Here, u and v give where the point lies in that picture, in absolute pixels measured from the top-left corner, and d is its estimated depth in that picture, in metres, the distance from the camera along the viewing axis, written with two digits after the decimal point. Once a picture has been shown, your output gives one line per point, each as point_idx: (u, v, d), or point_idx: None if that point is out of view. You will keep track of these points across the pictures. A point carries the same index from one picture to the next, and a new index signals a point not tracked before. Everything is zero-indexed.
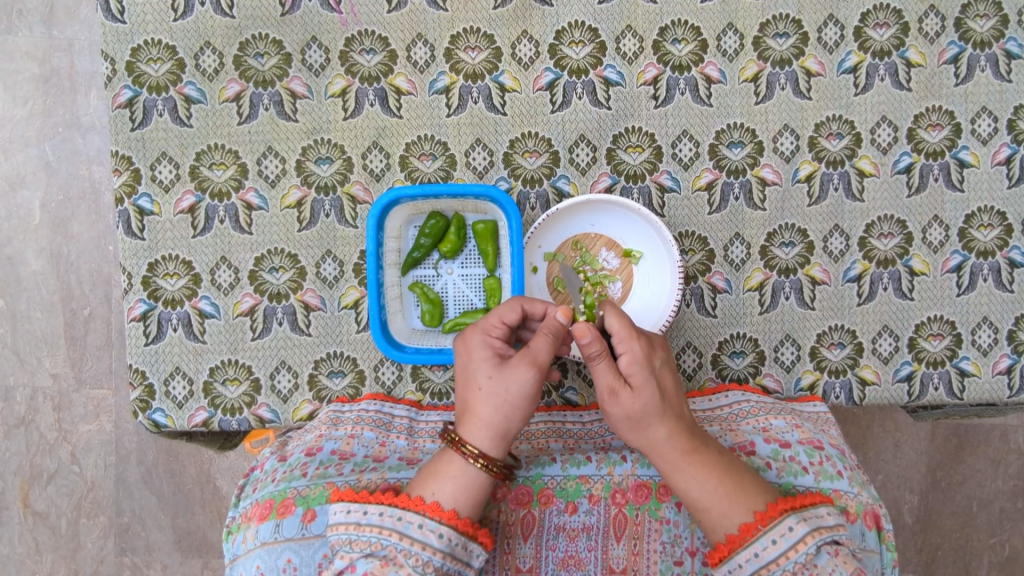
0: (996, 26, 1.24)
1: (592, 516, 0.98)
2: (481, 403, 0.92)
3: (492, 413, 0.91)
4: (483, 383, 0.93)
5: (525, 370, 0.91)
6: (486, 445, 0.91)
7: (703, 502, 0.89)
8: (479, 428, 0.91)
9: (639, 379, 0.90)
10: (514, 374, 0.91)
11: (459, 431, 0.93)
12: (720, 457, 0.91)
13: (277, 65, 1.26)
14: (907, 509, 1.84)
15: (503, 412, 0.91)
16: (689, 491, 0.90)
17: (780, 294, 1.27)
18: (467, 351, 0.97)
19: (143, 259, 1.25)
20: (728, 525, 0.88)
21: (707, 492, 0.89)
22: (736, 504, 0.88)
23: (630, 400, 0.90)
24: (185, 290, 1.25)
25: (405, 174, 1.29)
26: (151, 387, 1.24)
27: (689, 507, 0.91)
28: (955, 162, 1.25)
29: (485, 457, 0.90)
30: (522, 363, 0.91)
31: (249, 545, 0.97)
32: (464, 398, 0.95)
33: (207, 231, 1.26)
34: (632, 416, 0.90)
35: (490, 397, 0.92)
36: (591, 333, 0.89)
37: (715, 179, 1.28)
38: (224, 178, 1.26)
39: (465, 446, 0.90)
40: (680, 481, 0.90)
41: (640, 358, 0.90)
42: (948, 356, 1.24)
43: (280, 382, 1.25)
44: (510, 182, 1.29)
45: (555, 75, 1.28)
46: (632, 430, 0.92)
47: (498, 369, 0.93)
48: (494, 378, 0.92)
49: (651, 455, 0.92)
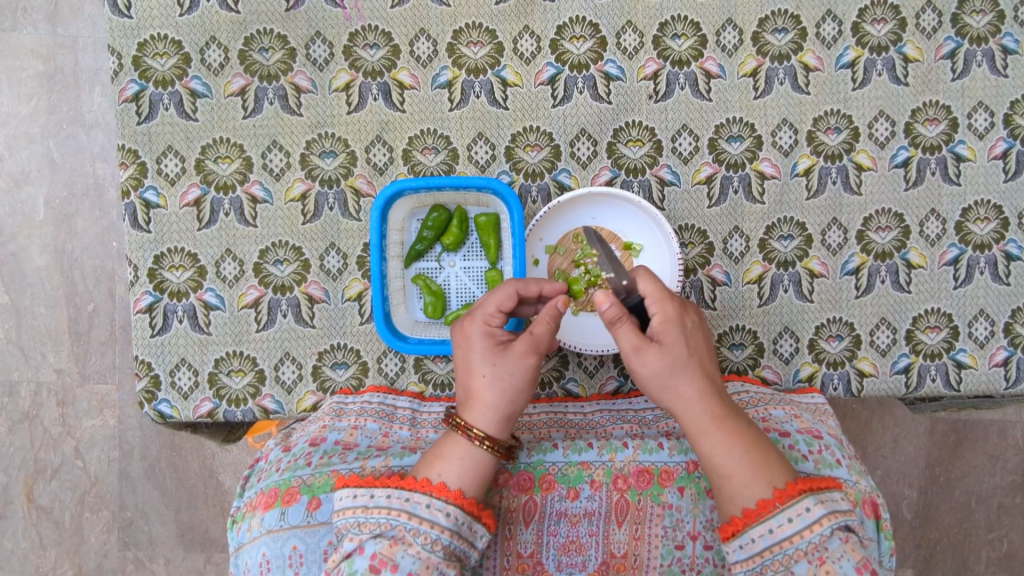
0: (992, 21, 1.25)
1: (594, 502, 0.99)
2: (484, 388, 0.94)
3: (497, 399, 0.94)
4: (486, 371, 0.94)
5: (525, 354, 0.94)
6: (491, 428, 0.93)
7: (727, 469, 0.90)
8: (484, 412, 0.93)
9: (668, 339, 0.93)
10: (517, 360, 0.94)
11: (462, 416, 0.94)
12: (745, 425, 0.93)
13: (282, 60, 1.28)
14: (905, 504, 1.86)
15: (508, 396, 0.94)
16: (714, 455, 0.91)
17: (778, 287, 1.28)
18: (465, 340, 0.98)
19: (148, 252, 1.26)
20: (747, 497, 0.89)
21: (731, 459, 0.90)
22: (758, 476, 0.89)
23: (657, 358, 0.92)
24: (190, 282, 1.26)
25: (407, 167, 1.30)
26: (155, 378, 1.25)
27: (710, 474, 0.92)
28: (951, 157, 1.27)
29: (491, 440, 0.92)
30: (524, 350, 0.94)
31: (255, 533, 0.99)
32: (465, 385, 0.97)
33: (212, 224, 1.27)
34: (659, 375, 0.93)
35: (494, 383, 0.94)
36: (609, 299, 0.92)
37: (714, 174, 1.29)
38: (229, 172, 1.27)
39: (472, 429, 0.92)
40: (706, 444, 0.91)
41: (671, 317, 0.95)
42: (945, 348, 1.25)
43: (284, 374, 1.26)
44: (512, 176, 1.31)
45: (556, 70, 1.29)
46: (661, 391, 0.94)
47: (502, 355, 0.95)
48: (498, 364, 0.94)
49: (678, 417, 0.94)
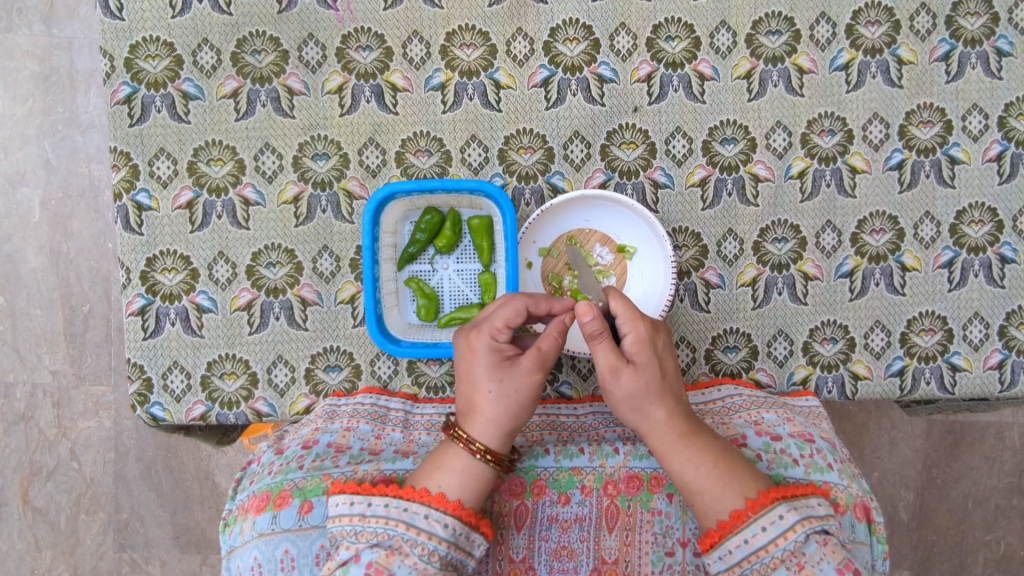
0: (987, 23, 1.25)
1: (584, 507, 0.99)
2: (489, 403, 0.94)
3: (502, 414, 0.94)
4: (491, 386, 0.94)
5: (532, 372, 0.94)
6: (495, 443, 0.93)
7: (696, 486, 0.90)
8: (488, 427, 0.93)
9: (641, 359, 0.94)
10: (523, 377, 0.94)
11: (465, 429, 0.94)
12: (715, 443, 0.93)
13: (275, 61, 1.27)
14: (902, 506, 1.85)
15: (511, 413, 0.94)
16: (682, 473, 0.91)
17: (772, 289, 1.28)
18: (471, 353, 0.97)
19: (141, 254, 1.25)
20: (719, 510, 0.89)
21: (700, 475, 0.90)
22: (728, 490, 0.89)
23: (632, 379, 0.93)
24: (182, 285, 1.26)
25: (400, 170, 1.30)
26: (148, 381, 1.25)
27: (681, 490, 0.92)
28: (946, 159, 1.26)
29: (493, 454, 0.92)
30: (532, 367, 0.94)
31: (246, 536, 0.98)
32: (468, 398, 0.96)
33: (204, 226, 1.27)
34: (632, 395, 0.93)
35: (499, 399, 0.94)
36: (592, 313, 0.92)
37: (708, 176, 1.29)
38: (222, 174, 1.27)
39: (474, 443, 0.92)
40: (674, 463, 0.91)
41: (644, 339, 0.95)
42: (939, 351, 1.25)
43: (277, 376, 1.26)
44: (505, 178, 1.30)
45: (550, 72, 1.29)
46: (632, 411, 0.94)
47: (508, 371, 0.94)
48: (503, 380, 0.94)
49: (647, 435, 0.94)
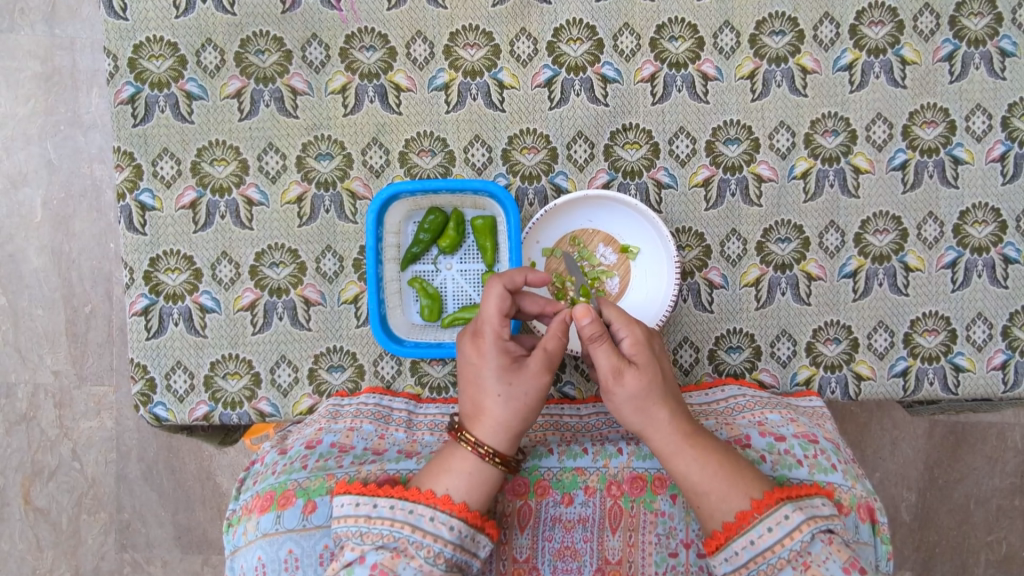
0: (990, 23, 1.36)
1: (668, 508, 1.05)
2: (624, 400, 0.99)
3: (633, 409, 0.99)
4: (624, 385, 0.99)
5: (653, 370, 1.01)
6: (632, 435, 0.98)
7: (775, 479, 0.98)
8: (624, 421, 0.99)
9: (643, 359, 1.02)
10: (649, 375, 1.00)
11: (606, 426, 0.97)
12: None
13: (383, 59, 1.39)
14: (905, 507, 1.98)
15: (641, 408, 1.00)
16: (771, 466, 0.99)
17: (775, 289, 1.38)
18: (595, 359, 1.01)
19: (250, 250, 1.37)
20: (726, 510, 0.95)
21: (779, 466, 0.99)
22: (736, 489, 0.96)
23: (639, 377, 0.99)
24: (292, 278, 1.38)
25: (461, 167, 1.41)
26: (256, 376, 1.36)
27: (768, 485, 0.99)
28: (950, 158, 1.37)
29: (633, 446, 0.98)
30: (651, 366, 1.01)
31: (250, 536, 1.05)
32: (598, 398, 0.99)
33: (314, 220, 1.39)
34: (640, 393, 0.99)
35: (632, 396, 0.99)
36: None
37: (772, 177, 1.39)
38: (329, 170, 1.39)
39: (620, 437, 0.96)
40: (765, 455, 0.99)
41: None
42: (942, 351, 1.35)
43: (339, 371, 1.37)
44: (567, 178, 1.42)
45: (615, 75, 1.40)
46: (717, 408, 1.02)
47: (635, 370, 1.00)
48: (634, 378, 0.99)
49: (721, 436, 1.01)
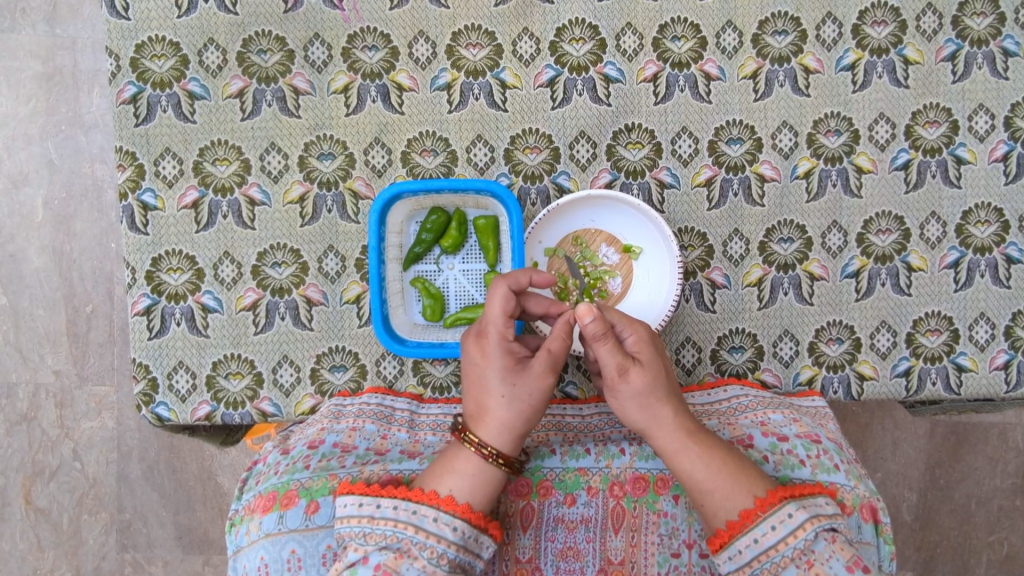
0: (993, 23, 1.25)
1: (590, 508, 0.99)
2: (501, 406, 0.93)
3: (513, 417, 0.93)
4: (505, 391, 0.93)
5: (543, 375, 0.94)
6: (505, 445, 0.92)
7: (706, 485, 0.89)
8: (501, 430, 0.93)
9: (646, 357, 0.95)
10: (535, 382, 0.93)
11: (475, 432, 0.93)
12: (720, 442, 0.94)
13: (280, 61, 1.27)
14: (905, 507, 1.85)
15: (522, 416, 0.94)
16: (693, 472, 0.90)
17: (778, 289, 1.28)
18: (483, 359, 0.96)
19: (147, 254, 1.25)
20: (729, 509, 0.88)
21: (711, 472, 0.89)
22: (738, 487, 0.89)
23: (642, 376, 0.92)
24: (189, 284, 1.25)
25: (405, 169, 1.30)
26: (153, 381, 1.25)
27: (694, 492, 0.91)
28: (952, 159, 1.26)
29: (504, 457, 0.92)
30: (542, 370, 0.94)
31: (253, 536, 0.98)
32: (477, 401, 0.95)
33: (210, 225, 1.27)
34: (642, 393, 0.92)
35: (512, 402, 0.93)
36: (592, 314, 0.91)
37: (715, 176, 1.29)
38: (227, 174, 1.27)
39: (486, 447, 0.91)
40: (685, 462, 0.90)
41: (644, 339, 0.97)
42: (945, 351, 1.25)
43: (282, 377, 1.26)
44: (511, 177, 1.30)
45: (556, 72, 1.29)
46: (637, 409, 0.93)
47: (520, 375, 0.94)
48: (516, 384, 0.94)
49: (654, 435, 0.93)
